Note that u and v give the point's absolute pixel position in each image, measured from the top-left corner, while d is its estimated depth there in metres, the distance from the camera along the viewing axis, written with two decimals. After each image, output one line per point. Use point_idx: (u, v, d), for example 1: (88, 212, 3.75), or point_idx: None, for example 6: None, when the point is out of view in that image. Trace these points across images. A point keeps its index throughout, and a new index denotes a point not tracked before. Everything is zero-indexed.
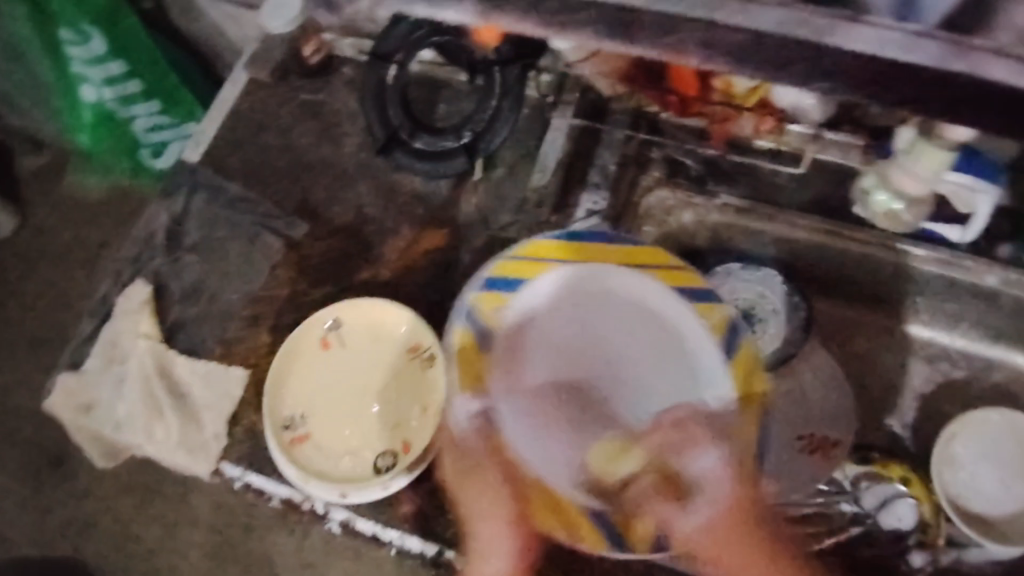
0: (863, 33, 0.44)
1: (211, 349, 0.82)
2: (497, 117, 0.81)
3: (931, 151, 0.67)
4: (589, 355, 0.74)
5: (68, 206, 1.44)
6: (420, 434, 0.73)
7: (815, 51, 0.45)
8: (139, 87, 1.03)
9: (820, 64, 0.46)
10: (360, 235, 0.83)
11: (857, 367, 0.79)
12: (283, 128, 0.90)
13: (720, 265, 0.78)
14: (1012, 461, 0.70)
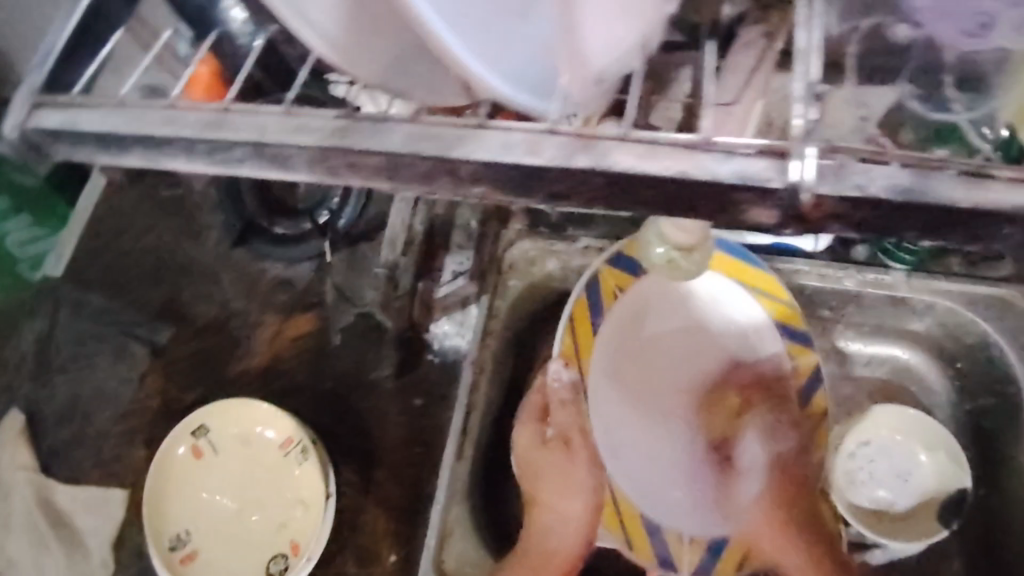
0: (480, 136, 0.28)
1: (89, 472, 0.78)
2: (347, 195, 0.78)
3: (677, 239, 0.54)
4: (467, 423, 0.70)
5: None
6: (303, 529, 0.70)
7: (433, 168, 0.28)
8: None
9: (453, 180, 0.29)
10: (228, 330, 0.81)
11: None
12: (141, 230, 0.87)
13: None
14: (903, 455, 0.72)
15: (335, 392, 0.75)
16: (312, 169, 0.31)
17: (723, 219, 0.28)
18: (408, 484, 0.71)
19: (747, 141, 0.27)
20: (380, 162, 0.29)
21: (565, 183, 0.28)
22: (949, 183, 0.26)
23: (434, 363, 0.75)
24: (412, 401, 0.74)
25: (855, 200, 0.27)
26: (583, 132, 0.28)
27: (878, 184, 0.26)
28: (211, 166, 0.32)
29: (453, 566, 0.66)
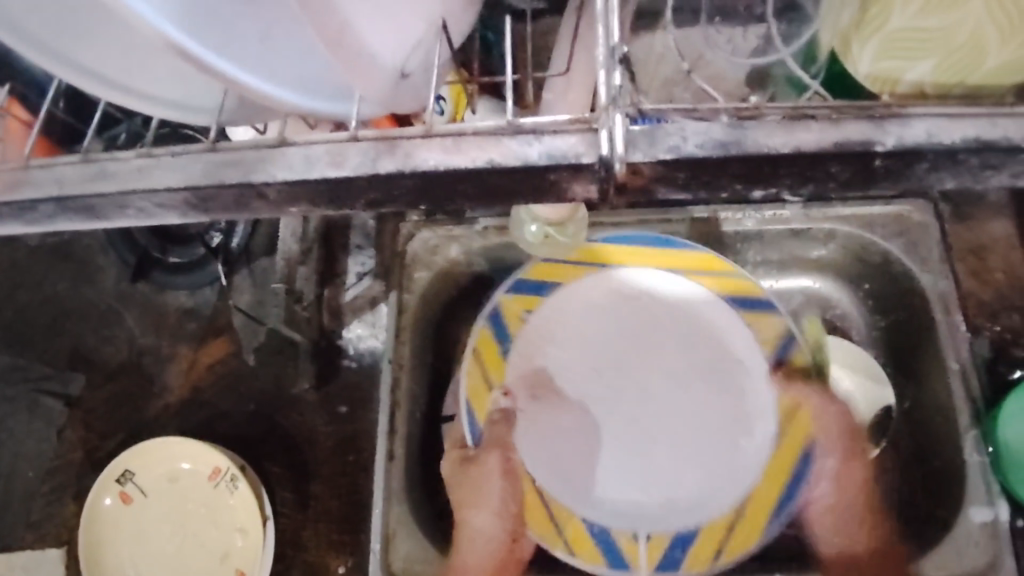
0: (283, 155, 0.29)
1: (20, 537, 0.75)
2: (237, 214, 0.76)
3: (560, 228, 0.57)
4: (394, 423, 0.69)
5: None
6: (247, 556, 0.68)
7: (242, 193, 0.29)
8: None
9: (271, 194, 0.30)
10: (141, 368, 0.78)
11: None
12: (35, 280, 0.84)
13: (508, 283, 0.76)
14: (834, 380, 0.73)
15: (259, 414, 0.74)
16: (121, 213, 0.30)
17: (547, 194, 0.29)
18: (345, 493, 0.70)
19: (555, 116, 0.28)
20: (186, 198, 0.29)
21: (372, 189, 0.28)
22: (759, 132, 0.27)
23: (352, 367, 0.74)
24: (337, 410, 0.73)
25: (669, 163, 0.27)
26: (386, 135, 0.28)
27: (689, 145, 0.27)
28: (27, 226, 0.31)
29: (401, 568, 0.66)
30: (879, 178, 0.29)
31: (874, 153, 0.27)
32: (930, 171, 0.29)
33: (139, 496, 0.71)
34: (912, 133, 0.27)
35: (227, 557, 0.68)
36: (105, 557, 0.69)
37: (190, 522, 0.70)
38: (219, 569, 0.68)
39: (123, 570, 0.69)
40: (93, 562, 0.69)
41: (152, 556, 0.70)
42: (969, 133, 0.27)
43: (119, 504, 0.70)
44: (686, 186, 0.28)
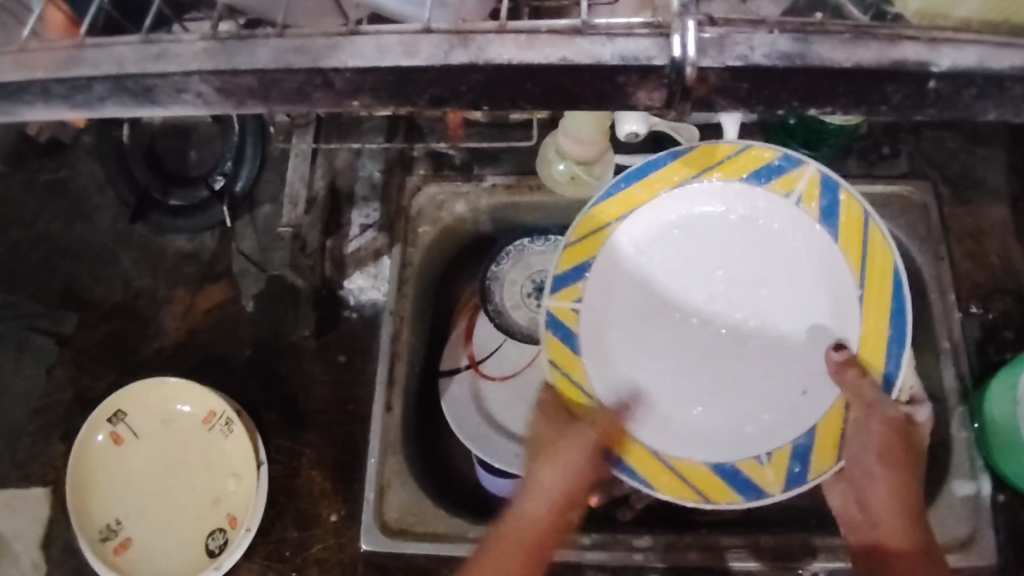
0: (354, 45, 0.30)
1: (5, 474, 0.74)
2: (242, 156, 0.77)
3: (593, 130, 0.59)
4: (393, 372, 0.70)
5: None
6: (239, 501, 0.67)
7: (309, 80, 0.30)
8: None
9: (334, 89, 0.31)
10: (136, 310, 0.78)
11: None
12: (29, 218, 0.83)
13: (509, 244, 0.75)
14: None
15: (255, 360, 0.73)
16: (177, 100, 0.32)
17: (611, 100, 0.30)
18: (341, 441, 0.70)
19: (627, 22, 0.30)
20: (249, 81, 0.31)
21: (441, 82, 0.30)
22: (823, 46, 0.29)
23: (352, 318, 0.74)
24: (335, 358, 0.73)
25: (737, 69, 0.28)
26: (459, 30, 0.30)
27: (757, 55, 0.28)
28: (72, 110, 0.33)
29: (395, 517, 0.66)
30: (932, 102, 0.30)
31: (929, 74, 0.29)
32: (976, 100, 0.30)
33: (132, 434, 0.70)
34: (962, 58, 0.29)
35: (219, 501, 0.68)
36: (92, 491, 0.68)
37: (183, 465, 0.69)
38: (210, 511, 0.68)
39: (109, 506, 0.68)
40: (79, 493, 0.67)
41: (140, 496, 0.69)
42: (1020, 61, 0.29)
43: (111, 440, 0.69)
44: (744, 100, 0.30)
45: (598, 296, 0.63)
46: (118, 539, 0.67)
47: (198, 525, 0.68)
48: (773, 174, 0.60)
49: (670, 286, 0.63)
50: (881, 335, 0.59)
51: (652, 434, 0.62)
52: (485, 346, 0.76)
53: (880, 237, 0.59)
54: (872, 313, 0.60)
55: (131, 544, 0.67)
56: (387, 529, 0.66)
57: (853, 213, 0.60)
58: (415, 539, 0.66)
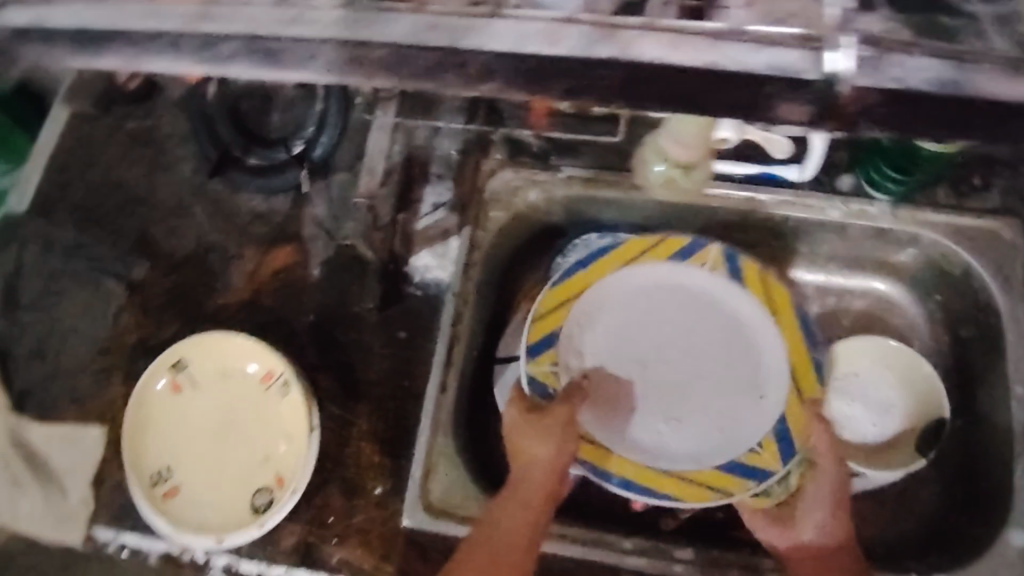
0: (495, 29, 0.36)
1: (65, 409, 0.76)
2: (325, 123, 0.77)
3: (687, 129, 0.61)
4: (450, 354, 0.70)
5: None
6: (287, 462, 0.68)
7: (447, 55, 0.36)
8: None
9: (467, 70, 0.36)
10: (206, 264, 0.79)
11: None
12: (111, 162, 0.85)
13: (577, 237, 0.78)
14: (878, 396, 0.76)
15: (317, 326, 0.74)
16: (303, 63, 0.37)
17: (758, 107, 0.36)
18: (393, 415, 0.70)
19: (788, 31, 0.35)
20: (384, 54, 0.36)
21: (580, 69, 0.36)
22: (986, 78, 0.34)
23: (416, 295, 0.74)
24: (396, 334, 0.73)
25: (895, 91, 0.35)
26: (604, 25, 0.36)
27: (926, 75, 0.34)
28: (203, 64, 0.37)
29: (438, 499, 0.68)
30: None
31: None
32: None
33: (190, 384, 0.71)
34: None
35: (267, 460, 0.69)
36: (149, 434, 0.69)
37: (236, 420, 0.70)
38: (257, 469, 0.68)
39: (162, 450, 0.69)
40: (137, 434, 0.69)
41: (192, 444, 0.70)
42: None
43: (171, 387, 0.71)
44: (882, 122, 0.36)
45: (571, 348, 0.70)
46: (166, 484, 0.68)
47: (244, 480, 0.68)
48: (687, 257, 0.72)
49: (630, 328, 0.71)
50: (805, 362, 0.70)
51: (655, 459, 0.67)
52: None
53: (772, 281, 0.72)
54: (789, 346, 0.71)
55: (179, 491, 0.68)
56: (430, 509, 0.67)
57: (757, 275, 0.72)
58: (456, 521, 0.66)
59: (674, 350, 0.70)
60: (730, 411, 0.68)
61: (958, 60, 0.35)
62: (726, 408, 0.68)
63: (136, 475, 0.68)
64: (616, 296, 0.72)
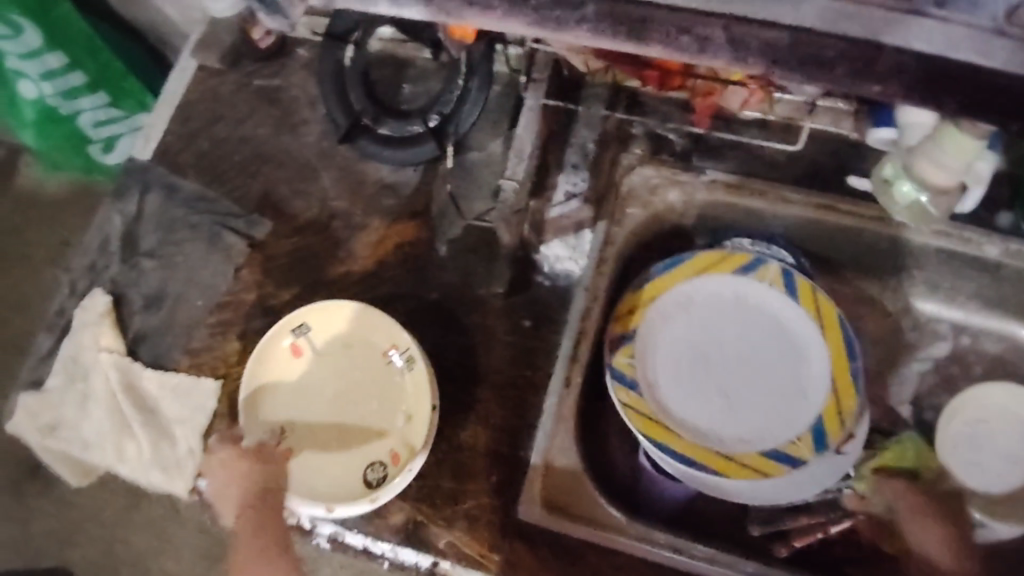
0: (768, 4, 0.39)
1: (177, 361, 0.76)
2: (465, 97, 0.76)
3: (960, 138, 0.53)
4: (577, 350, 0.69)
5: (26, 206, 1.28)
6: (405, 440, 0.67)
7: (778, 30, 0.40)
8: (64, 62, 0.92)
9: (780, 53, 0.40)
10: (329, 230, 0.78)
11: (866, 334, 0.77)
12: (237, 118, 0.84)
13: (729, 239, 0.74)
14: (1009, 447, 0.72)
15: (441, 306, 0.73)
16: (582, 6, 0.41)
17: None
18: (512, 405, 0.69)
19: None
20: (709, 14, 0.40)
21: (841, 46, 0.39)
22: None
23: (545, 285, 0.72)
24: (521, 322, 0.71)
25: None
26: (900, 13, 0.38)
27: None
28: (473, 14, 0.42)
29: (555, 493, 0.66)
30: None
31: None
32: None
33: (312, 346, 0.70)
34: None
35: (383, 435, 0.68)
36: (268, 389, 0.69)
37: (354, 389, 0.69)
38: (371, 442, 0.67)
39: (279, 409, 0.69)
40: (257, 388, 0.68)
41: (308, 408, 0.69)
42: None
43: (292, 346, 0.70)
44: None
45: (647, 343, 0.70)
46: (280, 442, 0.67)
47: (356, 452, 0.67)
48: (749, 269, 0.72)
49: (694, 329, 0.71)
50: (847, 373, 0.69)
51: (707, 440, 0.68)
52: None
53: (823, 296, 0.70)
54: (833, 355, 0.69)
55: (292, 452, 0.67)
56: (545, 504, 0.65)
57: (808, 290, 0.71)
58: (572, 521, 0.65)
59: (731, 343, 0.71)
60: (777, 408, 0.69)
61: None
62: (774, 402, 0.69)
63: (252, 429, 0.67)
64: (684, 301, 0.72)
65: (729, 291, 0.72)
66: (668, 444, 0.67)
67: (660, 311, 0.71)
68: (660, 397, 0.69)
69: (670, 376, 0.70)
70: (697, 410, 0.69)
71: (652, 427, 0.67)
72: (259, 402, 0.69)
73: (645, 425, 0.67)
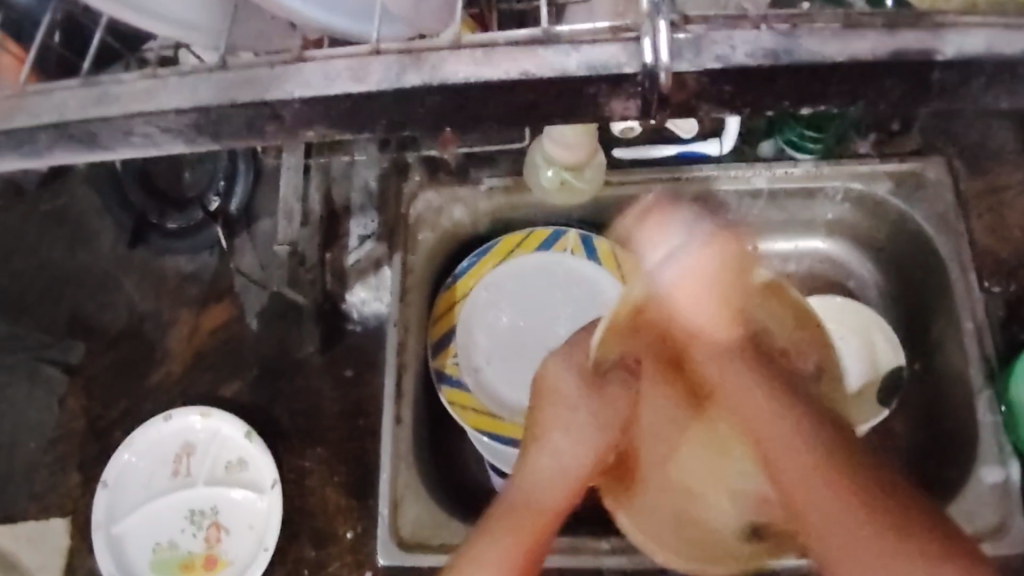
0: (301, 73, 0.33)
1: (24, 509, 0.73)
2: (262, 181, 0.78)
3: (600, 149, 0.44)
4: (401, 385, 0.68)
5: None
6: (260, 520, 0.68)
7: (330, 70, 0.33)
8: None
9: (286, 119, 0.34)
10: (143, 335, 0.77)
11: None
12: (28, 246, 0.82)
13: (543, 221, 0.76)
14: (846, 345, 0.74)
15: (264, 379, 0.73)
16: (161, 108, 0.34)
17: (582, 110, 0.34)
18: (350, 457, 0.69)
19: (594, 29, 0.32)
20: (262, 115, 0.34)
21: (397, 100, 0.33)
22: None
23: (357, 331, 0.73)
24: (343, 373, 0.72)
25: (715, 70, 0.31)
26: (411, 50, 0.33)
27: (951, 50, 0.32)
28: (25, 158, 0.36)
29: (411, 531, 0.65)
30: (919, 96, 0.34)
31: (934, 62, 0.32)
32: None
33: (154, 462, 0.71)
34: (906, 44, 0.32)
35: (238, 523, 0.69)
36: (118, 516, 0.70)
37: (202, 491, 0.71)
38: (229, 533, 0.69)
39: (134, 530, 0.70)
40: (109, 516, 0.70)
41: (163, 521, 0.70)
42: None
43: (139, 466, 0.71)
44: (730, 102, 0.33)
45: (469, 335, 0.72)
46: (143, 561, 0.69)
47: (217, 546, 0.68)
48: (550, 247, 0.75)
49: (509, 315, 0.73)
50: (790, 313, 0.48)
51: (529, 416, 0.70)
52: (497, 335, 0.73)
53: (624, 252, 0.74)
54: None
55: (157, 565, 0.69)
56: (404, 544, 0.65)
57: (607, 250, 0.74)
58: (432, 552, 0.64)
59: (541, 321, 0.73)
60: None
61: (789, 24, 0.31)
62: None
63: (108, 557, 0.68)
64: (497, 290, 0.74)
65: (538, 267, 0.74)
66: (497, 428, 0.69)
67: (477, 303, 0.73)
68: (488, 387, 0.71)
69: (493, 363, 0.72)
70: (518, 389, 0.71)
71: (483, 421, 0.69)
72: (115, 530, 0.70)
73: (479, 419, 0.69)
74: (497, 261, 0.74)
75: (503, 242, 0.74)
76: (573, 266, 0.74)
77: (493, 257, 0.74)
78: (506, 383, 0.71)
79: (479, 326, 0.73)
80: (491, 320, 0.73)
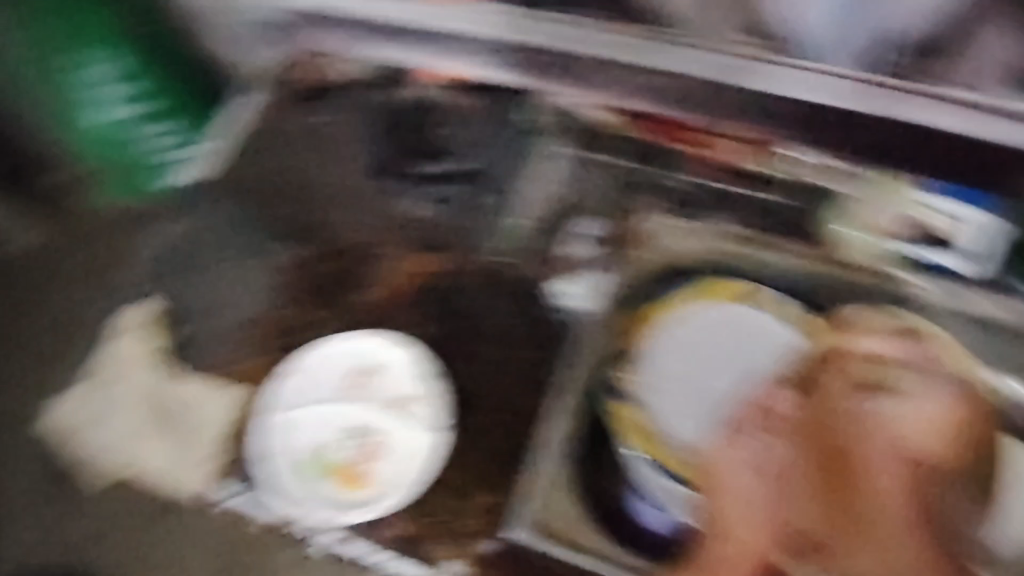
0: None
1: (209, 371, 0.81)
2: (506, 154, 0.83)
3: None
4: (580, 381, 0.74)
5: None
6: (406, 457, 0.73)
7: None
8: None
9: None
10: (356, 259, 0.83)
11: None
12: (279, 146, 0.90)
13: None
14: None
15: (458, 333, 0.79)
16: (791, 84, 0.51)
17: None
18: (515, 428, 0.75)
19: None
20: None
21: None
22: None
23: (557, 319, 0.78)
24: (530, 353, 0.77)
25: None
26: None
27: None
28: None
29: (546, 516, 0.69)
30: None
31: None
32: None
33: (332, 369, 0.77)
34: None
35: (384, 452, 0.73)
36: (284, 405, 0.76)
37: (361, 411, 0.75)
38: (374, 458, 0.73)
39: (290, 423, 0.75)
40: (278, 402, 0.76)
41: (318, 425, 0.75)
42: None
43: (317, 367, 0.78)
44: None
45: (649, 358, 0.72)
46: (288, 454, 0.74)
47: (358, 465, 0.73)
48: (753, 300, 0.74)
49: (693, 351, 0.72)
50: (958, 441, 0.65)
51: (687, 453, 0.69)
52: (677, 367, 0.72)
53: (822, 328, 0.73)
54: None
55: (300, 462, 0.74)
56: (537, 526, 0.69)
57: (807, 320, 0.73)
58: (560, 542, 0.69)
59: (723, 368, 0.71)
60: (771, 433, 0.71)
61: None
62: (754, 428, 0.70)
63: (266, 437, 0.75)
64: (689, 324, 0.73)
65: (736, 313, 0.73)
66: (653, 455, 0.69)
67: (667, 331, 0.73)
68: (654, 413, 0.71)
69: (664, 393, 0.71)
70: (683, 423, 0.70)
71: (638, 443, 0.69)
72: (276, 417, 0.76)
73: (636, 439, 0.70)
74: (698, 296, 0.74)
75: (708, 281, 0.75)
76: (771, 324, 0.72)
77: (694, 291, 0.74)
78: (673, 415, 0.71)
79: (663, 354, 0.73)
80: (674, 351, 0.73)
